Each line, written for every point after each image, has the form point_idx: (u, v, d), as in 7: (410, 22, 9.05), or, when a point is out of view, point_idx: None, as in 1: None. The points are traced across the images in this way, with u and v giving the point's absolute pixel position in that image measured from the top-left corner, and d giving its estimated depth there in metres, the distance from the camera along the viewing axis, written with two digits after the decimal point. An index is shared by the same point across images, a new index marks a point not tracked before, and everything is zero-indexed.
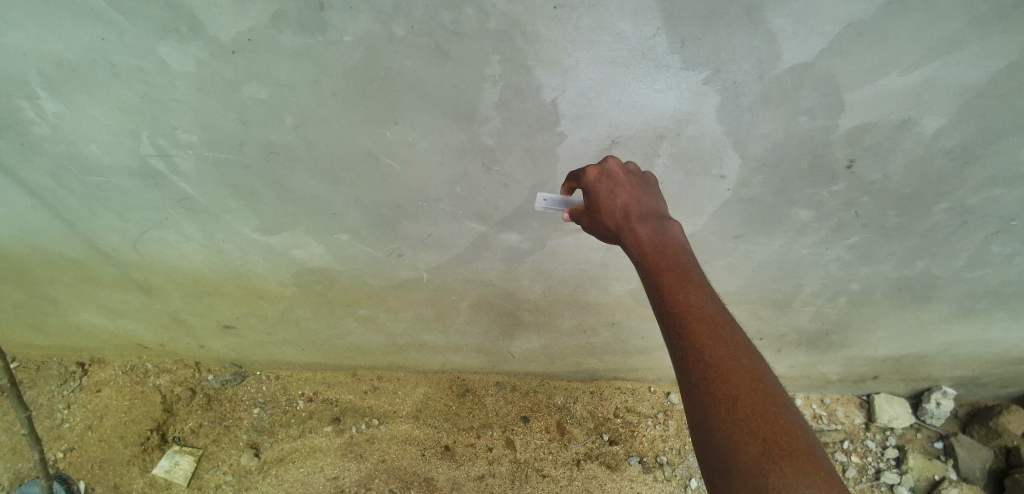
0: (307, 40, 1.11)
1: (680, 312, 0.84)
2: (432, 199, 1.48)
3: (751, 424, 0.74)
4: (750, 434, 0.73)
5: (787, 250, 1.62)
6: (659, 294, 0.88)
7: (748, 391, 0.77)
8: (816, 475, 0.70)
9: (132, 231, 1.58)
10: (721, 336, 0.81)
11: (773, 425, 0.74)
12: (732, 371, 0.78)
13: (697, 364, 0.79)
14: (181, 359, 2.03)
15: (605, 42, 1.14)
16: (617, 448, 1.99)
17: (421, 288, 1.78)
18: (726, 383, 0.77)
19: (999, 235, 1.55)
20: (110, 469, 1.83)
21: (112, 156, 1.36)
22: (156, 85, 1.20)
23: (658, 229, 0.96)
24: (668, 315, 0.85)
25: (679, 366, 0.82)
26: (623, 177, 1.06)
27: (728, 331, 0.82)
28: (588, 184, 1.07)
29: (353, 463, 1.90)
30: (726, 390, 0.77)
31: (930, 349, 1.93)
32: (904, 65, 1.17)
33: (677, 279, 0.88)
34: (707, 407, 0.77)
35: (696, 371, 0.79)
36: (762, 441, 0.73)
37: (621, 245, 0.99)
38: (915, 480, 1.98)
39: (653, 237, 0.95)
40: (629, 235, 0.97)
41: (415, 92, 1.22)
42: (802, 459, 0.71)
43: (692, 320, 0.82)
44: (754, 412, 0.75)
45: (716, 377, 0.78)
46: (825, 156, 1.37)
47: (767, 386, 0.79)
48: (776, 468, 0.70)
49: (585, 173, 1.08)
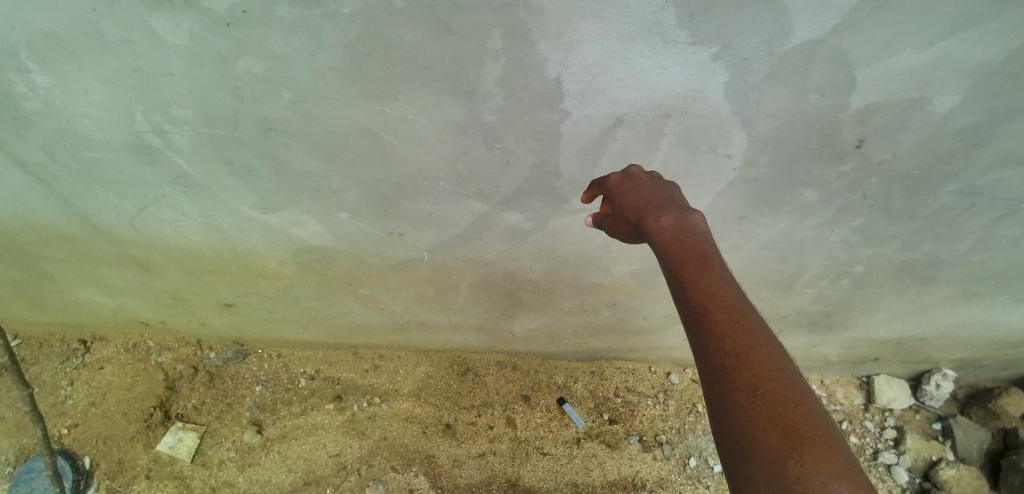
0: (302, 13, 1.07)
1: (701, 301, 0.84)
2: (433, 178, 1.46)
3: (771, 410, 0.73)
4: (770, 421, 0.72)
5: (791, 230, 1.60)
6: (680, 280, 0.88)
7: (767, 379, 0.76)
8: (837, 463, 0.68)
9: (129, 208, 1.56)
10: (741, 325, 0.81)
11: (793, 413, 0.73)
12: (753, 359, 0.78)
13: (716, 351, 0.79)
14: (183, 337, 2.02)
15: (612, 15, 1.10)
16: (617, 427, 2.01)
17: (422, 268, 1.77)
18: (748, 371, 0.77)
19: (1006, 217, 1.51)
20: (114, 445, 1.85)
21: (107, 132, 1.34)
22: (149, 58, 1.16)
23: (679, 218, 0.95)
24: (688, 304, 0.85)
25: (700, 354, 0.82)
26: (645, 177, 1.10)
27: (750, 321, 0.82)
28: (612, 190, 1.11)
29: (355, 441, 1.92)
30: (745, 377, 0.76)
31: (932, 331, 1.91)
32: (920, 41, 1.12)
33: (697, 269, 0.87)
34: (726, 394, 0.77)
35: (715, 358, 0.79)
36: (781, 428, 0.72)
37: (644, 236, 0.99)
38: (913, 460, 2.00)
39: (674, 226, 0.94)
40: (651, 225, 0.97)
41: (415, 67, 1.19)
42: (823, 448, 0.69)
43: (712, 309, 0.82)
44: (774, 400, 0.74)
45: (738, 365, 0.77)
46: (833, 135, 1.33)
47: (789, 376, 0.78)
48: (795, 455, 0.69)
49: (609, 179, 1.13)
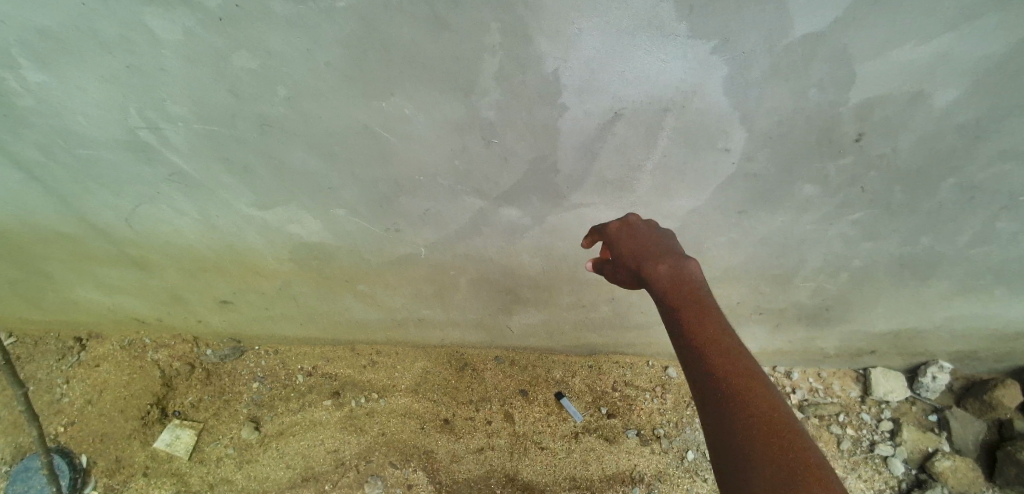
0: (298, 8, 1.05)
1: (701, 344, 0.88)
2: (431, 175, 1.45)
3: (771, 454, 0.76)
4: (771, 462, 0.75)
5: (790, 226, 1.60)
6: (679, 322, 0.92)
7: (766, 422, 0.79)
8: None
9: (124, 206, 1.55)
10: (738, 368, 0.85)
11: (792, 455, 0.76)
12: (751, 402, 0.81)
13: (716, 395, 0.83)
14: (180, 334, 2.01)
15: (610, 10, 1.08)
16: (615, 421, 2.01)
17: (420, 265, 1.76)
18: (748, 414, 0.80)
19: (1005, 212, 1.51)
20: (111, 443, 1.84)
21: (99, 129, 1.32)
22: (142, 54, 1.14)
23: (676, 264, 0.99)
24: (688, 347, 0.89)
25: (700, 396, 0.85)
26: (642, 225, 1.15)
27: (743, 358, 0.87)
28: (610, 235, 1.17)
29: (353, 436, 1.92)
30: (745, 419, 0.80)
31: (929, 325, 1.92)
32: (921, 37, 1.12)
33: (695, 312, 0.91)
34: (728, 435, 0.79)
35: (716, 400, 0.83)
36: (782, 469, 0.74)
37: (642, 279, 1.03)
38: (909, 452, 2.01)
39: (672, 271, 0.98)
40: (649, 269, 1.00)
41: (412, 63, 1.17)
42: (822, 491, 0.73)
43: (710, 353, 0.86)
44: (774, 442, 0.77)
45: (738, 408, 0.81)
46: (834, 131, 1.33)
47: (786, 420, 0.81)
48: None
49: (608, 227, 1.19)
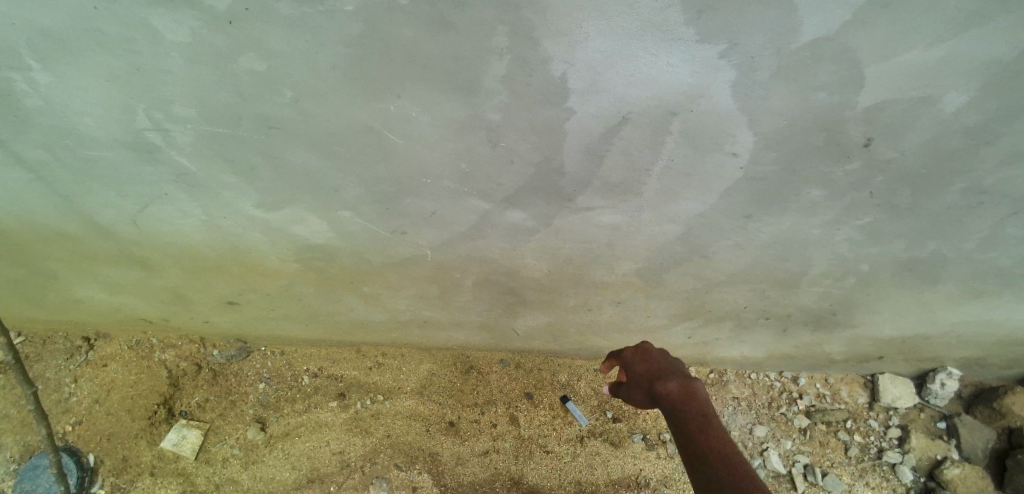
0: (303, 10, 1.06)
1: (706, 456, 0.95)
2: (435, 176, 1.45)
3: None
4: None
5: (796, 228, 1.59)
6: (686, 435, 1.00)
7: None
8: None
9: (130, 206, 1.56)
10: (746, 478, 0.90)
11: None
12: None
13: None
14: (186, 334, 2.02)
15: (616, 13, 1.08)
16: (620, 426, 2.00)
17: (424, 266, 1.76)
18: None
19: (1015, 217, 1.49)
20: (118, 442, 1.85)
21: (106, 129, 1.33)
22: (149, 56, 1.15)
23: (683, 382, 1.09)
24: (696, 459, 0.96)
25: None
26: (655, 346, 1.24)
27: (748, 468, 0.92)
28: (625, 357, 1.24)
29: (359, 438, 1.92)
30: None
31: (936, 330, 1.90)
32: (930, 40, 1.11)
33: (700, 426, 1.00)
34: None
35: None
36: None
37: (654, 397, 1.12)
38: (917, 459, 2.00)
39: (679, 387, 1.08)
40: (660, 386, 1.10)
41: (418, 65, 1.18)
42: None
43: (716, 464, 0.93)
44: None
45: None
46: (841, 133, 1.32)
47: None
48: None
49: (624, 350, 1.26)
